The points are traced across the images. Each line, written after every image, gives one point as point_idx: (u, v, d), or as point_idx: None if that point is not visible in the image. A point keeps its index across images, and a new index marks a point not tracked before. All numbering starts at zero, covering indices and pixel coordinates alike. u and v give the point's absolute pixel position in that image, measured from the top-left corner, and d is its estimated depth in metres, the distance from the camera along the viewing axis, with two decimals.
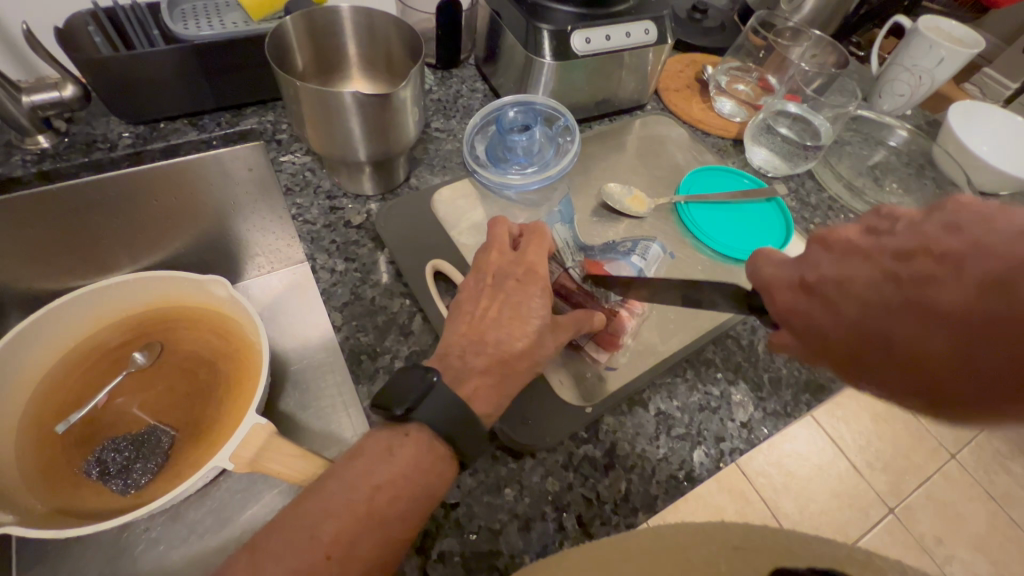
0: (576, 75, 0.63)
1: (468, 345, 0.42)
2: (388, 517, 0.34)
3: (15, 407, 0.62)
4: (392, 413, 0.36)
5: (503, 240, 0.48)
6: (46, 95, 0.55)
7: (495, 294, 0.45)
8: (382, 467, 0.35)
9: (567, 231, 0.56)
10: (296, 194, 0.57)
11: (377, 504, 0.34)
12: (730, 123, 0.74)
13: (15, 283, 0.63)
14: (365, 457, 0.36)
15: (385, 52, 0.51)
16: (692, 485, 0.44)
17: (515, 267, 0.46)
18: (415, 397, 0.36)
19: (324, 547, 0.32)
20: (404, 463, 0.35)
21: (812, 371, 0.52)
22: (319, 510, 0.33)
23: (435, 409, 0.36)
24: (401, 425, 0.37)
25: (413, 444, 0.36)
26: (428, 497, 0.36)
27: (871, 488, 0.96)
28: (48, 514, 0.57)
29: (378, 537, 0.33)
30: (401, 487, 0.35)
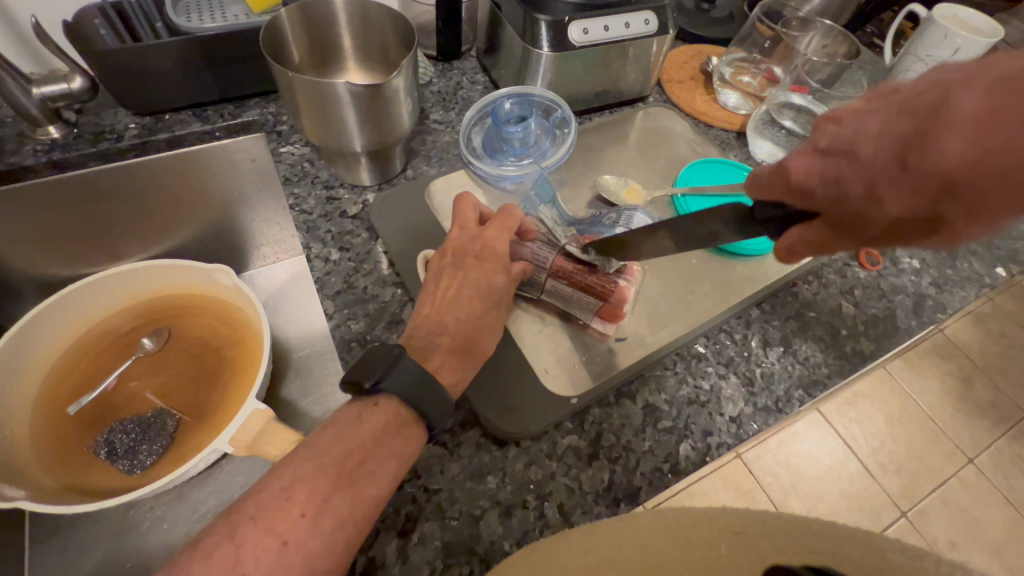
0: (574, 66, 0.63)
1: (447, 328, 0.43)
2: (360, 480, 0.35)
3: (29, 387, 0.65)
4: (360, 387, 0.37)
5: (467, 218, 0.50)
6: (56, 86, 0.57)
7: (459, 272, 0.46)
8: (352, 433, 0.36)
9: (551, 212, 0.55)
10: (294, 184, 0.58)
11: (349, 468, 0.35)
12: (735, 115, 0.73)
13: (30, 268, 0.65)
14: (337, 427, 0.36)
15: (380, 44, 0.52)
16: (676, 478, 0.44)
17: (475, 244, 0.48)
18: (382, 367, 0.38)
19: (299, 507, 0.33)
20: (372, 430, 0.36)
21: (807, 368, 0.52)
22: (297, 477, 0.33)
23: (401, 379, 0.38)
24: (372, 396, 0.38)
25: (382, 413, 0.37)
26: (399, 462, 0.37)
27: (883, 491, 0.94)
28: (58, 490, 0.60)
29: (351, 497, 0.34)
30: (370, 451, 0.36)
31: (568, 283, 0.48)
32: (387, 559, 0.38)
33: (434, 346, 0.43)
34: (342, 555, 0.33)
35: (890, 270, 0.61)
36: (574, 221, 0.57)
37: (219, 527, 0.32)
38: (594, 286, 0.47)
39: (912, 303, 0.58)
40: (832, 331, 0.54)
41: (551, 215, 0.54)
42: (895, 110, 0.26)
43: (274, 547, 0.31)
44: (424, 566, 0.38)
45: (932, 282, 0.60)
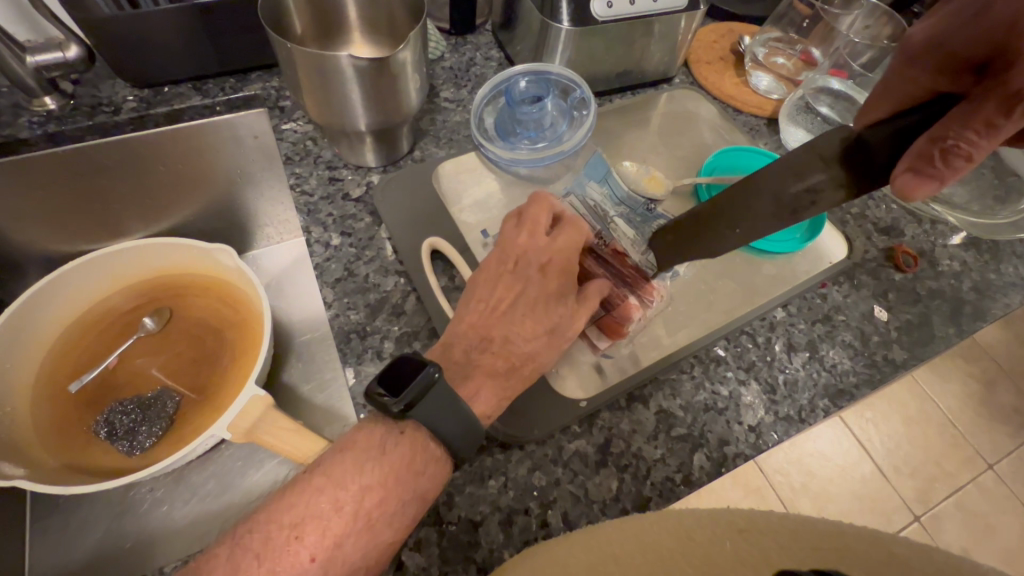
0: (596, 43, 0.59)
1: (474, 339, 0.40)
2: (376, 522, 0.32)
3: (30, 364, 0.64)
4: (387, 408, 0.33)
5: (539, 221, 0.44)
6: (50, 56, 0.55)
7: (518, 283, 0.42)
8: (372, 466, 0.33)
9: (601, 189, 0.56)
10: (295, 163, 0.55)
11: (365, 508, 0.32)
12: (767, 100, 0.67)
13: (29, 244, 0.64)
14: (353, 453, 0.34)
15: (388, 15, 0.48)
16: (689, 489, 0.41)
17: (537, 256, 0.43)
18: (411, 390, 0.33)
19: (308, 549, 0.31)
20: (394, 465, 0.33)
21: (834, 375, 0.48)
22: (308, 511, 0.31)
23: (436, 409, 0.33)
24: (397, 420, 0.35)
25: (408, 443, 0.34)
26: (420, 502, 0.34)
27: (897, 494, 0.91)
28: (57, 469, 0.59)
29: (366, 542, 0.32)
30: (389, 490, 0.33)
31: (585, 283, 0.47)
32: None
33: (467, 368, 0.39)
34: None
35: (927, 272, 0.57)
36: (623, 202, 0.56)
37: (220, 557, 0.30)
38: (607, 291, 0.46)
39: (950, 308, 0.54)
40: (862, 336, 0.51)
41: (598, 194, 0.55)
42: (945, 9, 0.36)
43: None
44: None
45: (972, 286, 0.56)
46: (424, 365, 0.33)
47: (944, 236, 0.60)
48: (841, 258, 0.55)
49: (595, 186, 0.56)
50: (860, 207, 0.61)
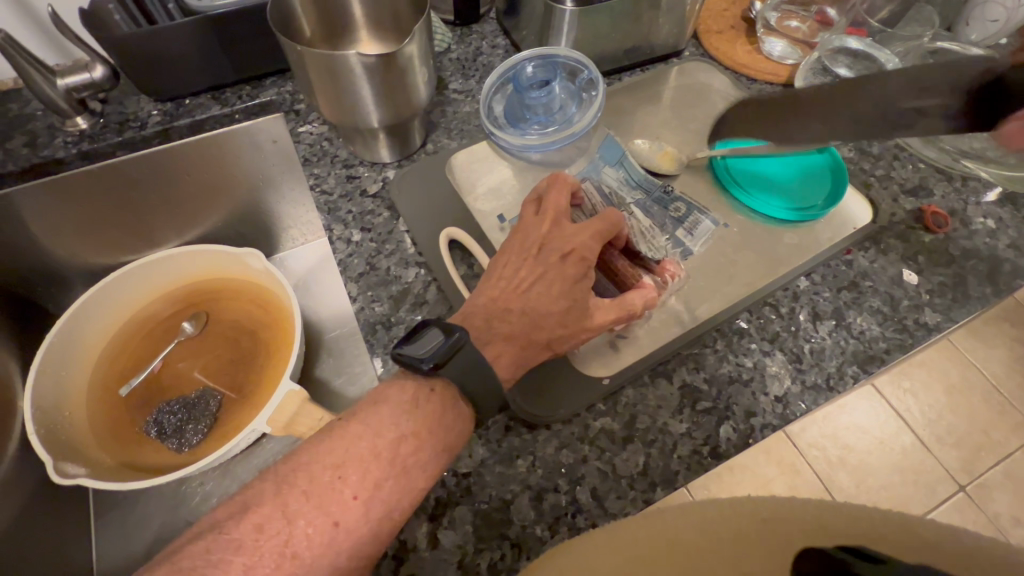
0: (602, 21, 0.58)
1: (500, 309, 0.39)
2: (411, 465, 0.33)
3: (84, 371, 0.68)
4: (419, 368, 0.33)
5: (559, 208, 0.43)
6: (79, 77, 0.57)
7: (539, 268, 0.40)
8: (407, 419, 0.34)
9: (617, 174, 0.55)
10: (313, 165, 0.56)
11: (404, 453, 0.33)
12: (782, 67, 0.66)
13: (74, 258, 0.68)
14: (389, 406, 0.34)
15: (391, 8, 0.48)
16: (716, 461, 0.41)
17: (556, 241, 0.41)
18: (439, 350, 0.34)
19: (351, 488, 0.32)
20: (429, 415, 0.34)
21: (863, 341, 0.47)
22: (351, 453, 0.32)
23: (464, 374, 0.35)
24: (428, 378, 0.35)
25: (439, 399, 0.34)
26: (450, 453, 0.35)
27: (937, 464, 0.88)
28: (116, 468, 0.64)
29: (404, 486, 0.33)
30: (416, 451, 0.34)
31: (600, 264, 0.46)
32: (416, 541, 0.38)
33: (490, 336, 0.38)
34: (385, 532, 0.32)
35: (960, 232, 0.55)
36: (640, 185, 0.54)
37: (268, 499, 0.31)
38: (622, 273, 0.45)
39: (986, 268, 0.52)
40: (891, 302, 0.50)
41: (615, 177, 0.55)
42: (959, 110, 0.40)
43: (325, 527, 0.30)
44: (455, 552, 0.38)
45: (1009, 244, 0.54)
46: (451, 331, 0.35)
47: (977, 194, 0.57)
48: (865, 221, 0.54)
49: (610, 170, 0.55)
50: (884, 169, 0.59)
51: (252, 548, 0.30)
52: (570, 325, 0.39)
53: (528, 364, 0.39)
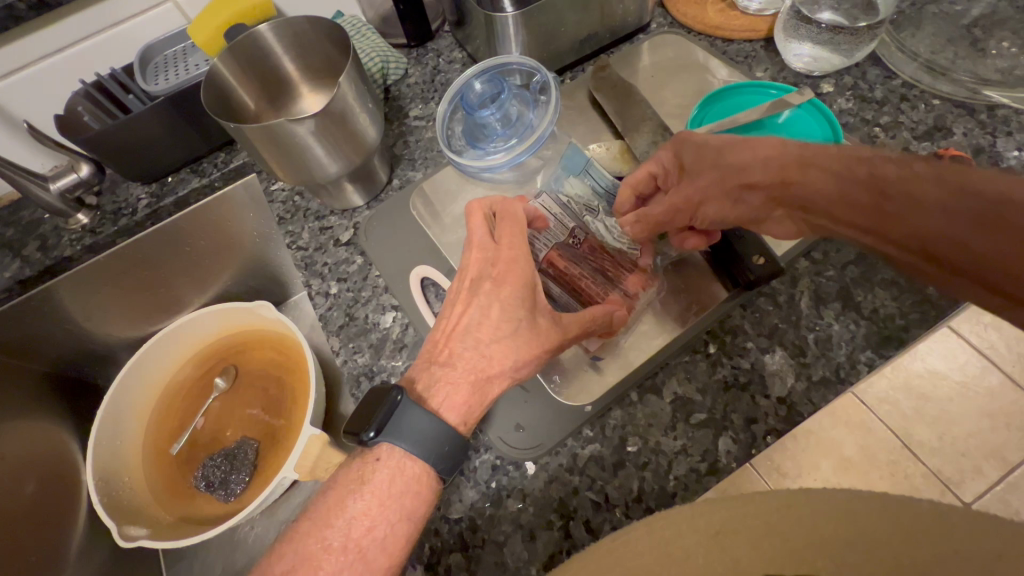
0: (547, 17, 0.55)
1: (439, 356, 0.38)
2: (364, 548, 0.32)
3: (136, 437, 0.75)
4: (362, 439, 0.33)
5: (482, 242, 0.40)
6: (68, 179, 0.61)
7: (479, 301, 0.38)
8: (355, 498, 0.33)
9: (582, 184, 0.51)
10: (288, 222, 0.57)
11: (357, 536, 0.33)
12: (760, 20, 0.60)
13: (108, 336, 0.73)
14: (339, 488, 0.34)
15: (323, 59, 0.48)
16: (717, 478, 0.39)
17: (493, 268, 0.39)
18: (381, 415, 0.33)
19: None
20: (377, 488, 0.33)
21: (876, 322, 0.43)
22: (300, 556, 0.32)
23: (415, 434, 0.33)
24: (372, 450, 0.34)
25: (387, 470, 0.34)
26: (412, 522, 0.34)
27: None
28: (175, 522, 0.69)
29: (362, 570, 0.32)
30: (386, 516, 0.33)
31: (559, 280, 0.45)
32: None
33: (438, 381, 0.36)
34: None
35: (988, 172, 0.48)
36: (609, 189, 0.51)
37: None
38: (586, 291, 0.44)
39: None
40: None
41: (579, 188, 0.50)
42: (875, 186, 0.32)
43: None
44: None
45: None
46: (391, 391, 0.34)
47: (1009, 122, 0.50)
48: None
49: (574, 180, 0.51)
50: (891, 114, 0.53)
51: None
52: (529, 357, 0.38)
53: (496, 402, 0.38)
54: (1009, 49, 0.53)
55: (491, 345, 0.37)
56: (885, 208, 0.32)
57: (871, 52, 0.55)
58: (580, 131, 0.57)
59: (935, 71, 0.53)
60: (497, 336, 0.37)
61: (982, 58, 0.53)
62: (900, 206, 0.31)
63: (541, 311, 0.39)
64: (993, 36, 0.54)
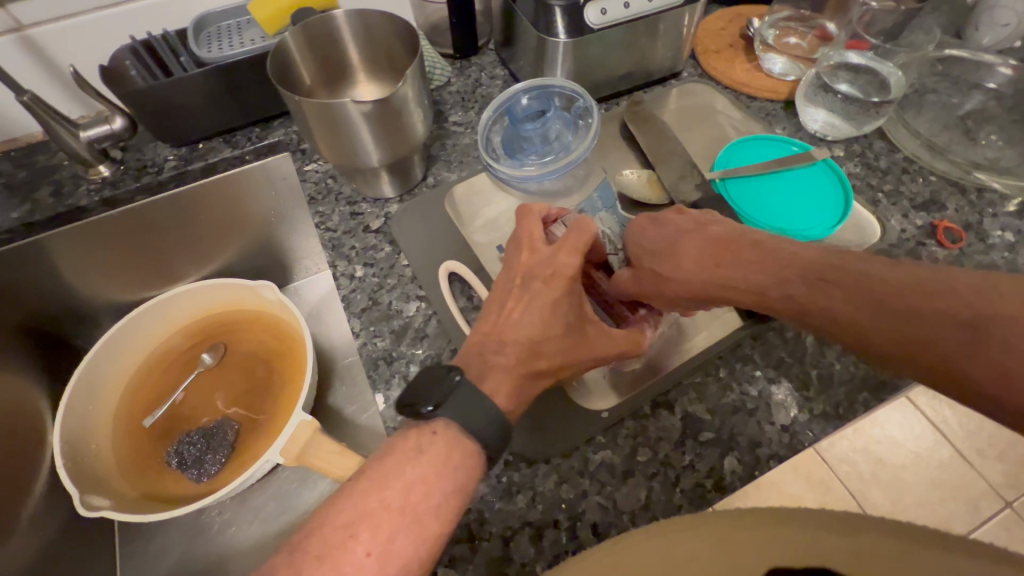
0: (595, 49, 0.59)
1: (487, 345, 0.39)
2: (411, 516, 0.32)
3: (108, 403, 0.71)
4: (420, 412, 0.35)
5: (534, 237, 0.43)
6: (100, 129, 0.60)
7: (526, 296, 0.41)
8: (413, 466, 0.34)
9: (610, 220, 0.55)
10: (318, 203, 0.58)
11: (411, 501, 0.33)
12: (783, 83, 0.65)
13: (98, 296, 0.71)
14: (394, 456, 0.34)
15: (387, 53, 0.50)
16: (721, 495, 0.41)
17: (544, 270, 0.41)
18: (440, 393, 0.35)
19: (365, 544, 0.31)
20: (432, 458, 0.34)
21: (874, 366, 0.46)
22: (331, 517, 0.32)
23: (462, 410, 0.35)
24: (414, 426, 0.36)
25: (441, 442, 0.35)
26: (462, 497, 0.34)
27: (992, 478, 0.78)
28: (138, 498, 0.66)
29: (417, 534, 0.32)
30: (433, 484, 0.33)
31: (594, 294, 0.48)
32: None
33: (484, 366, 0.38)
34: None
35: (975, 247, 0.53)
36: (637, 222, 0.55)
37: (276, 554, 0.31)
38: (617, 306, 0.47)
39: None
40: None
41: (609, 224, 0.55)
42: (813, 290, 0.34)
43: None
44: None
45: None
46: (450, 372, 0.36)
47: (994, 205, 0.56)
48: (872, 237, 0.53)
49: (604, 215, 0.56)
50: (893, 184, 0.58)
51: None
52: (562, 355, 0.40)
53: (530, 392, 0.39)
54: (996, 141, 0.59)
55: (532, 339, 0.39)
56: (847, 314, 0.32)
57: (879, 127, 0.61)
58: (612, 158, 0.60)
59: (934, 151, 0.59)
60: (538, 331, 0.39)
61: (974, 147, 0.59)
62: (865, 316, 0.31)
63: (583, 317, 0.41)
64: (983, 128, 0.60)
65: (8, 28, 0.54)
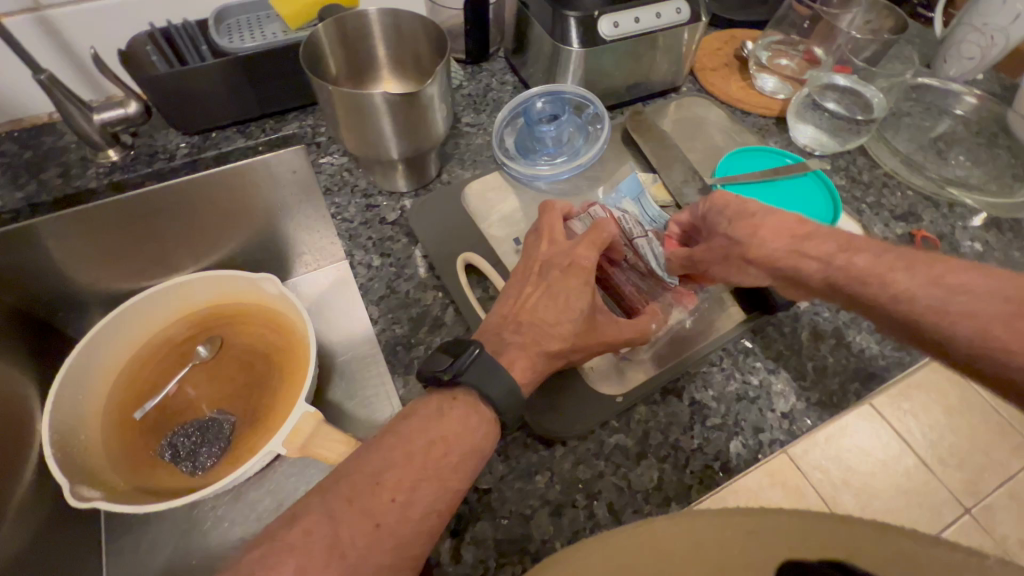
0: (606, 60, 0.63)
1: (512, 326, 0.41)
2: (438, 476, 0.34)
3: (100, 393, 0.69)
4: (439, 377, 0.37)
5: (555, 229, 0.46)
6: (113, 112, 0.60)
7: (549, 281, 0.43)
8: (435, 425, 0.35)
9: (633, 208, 0.55)
10: (334, 194, 0.59)
11: (433, 457, 0.34)
12: (774, 101, 0.70)
13: (95, 284, 0.69)
14: (417, 417, 0.36)
15: (413, 51, 0.52)
16: (728, 476, 0.43)
17: (563, 259, 0.43)
18: (461, 361, 0.37)
19: (389, 491, 0.33)
20: (454, 421, 0.36)
21: (863, 359, 0.50)
22: (368, 479, 0.33)
23: (493, 382, 0.36)
24: (431, 393, 0.37)
25: (463, 408, 0.36)
26: (478, 455, 0.36)
27: None
28: (129, 490, 0.63)
29: (439, 489, 0.34)
30: (453, 443, 0.35)
31: (606, 288, 0.50)
32: (442, 557, 0.39)
33: (511, 345, 0.40)
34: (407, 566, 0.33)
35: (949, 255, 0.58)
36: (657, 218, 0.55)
37: (313, 514, 0.32)
38: (629, 299, 0.49)
39: None
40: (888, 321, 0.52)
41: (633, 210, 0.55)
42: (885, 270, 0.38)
43: (367, 530, 0.31)
44: (477, 566, 0.39)
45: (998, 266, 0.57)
46: (472, 345, 0.38)
47: (964, 219, 0.61)
48: None
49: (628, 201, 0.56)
50: (875, 196, 0.63)
51: (305, 550, 0.30)
52: (584, 341, 0.42)
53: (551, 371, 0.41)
54: (965, 161, 0.65)
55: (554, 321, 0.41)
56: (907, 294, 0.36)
57: (861, 144, 0.66)
58: (618, 163, 0.64)
59: (911, 167, 0.64)
60: (563, 315, 0.41)
61: (946, 165, 0.64)
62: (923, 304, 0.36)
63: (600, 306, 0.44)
64: (953, 149, 0.66)
65: (24, 7, 0.54)
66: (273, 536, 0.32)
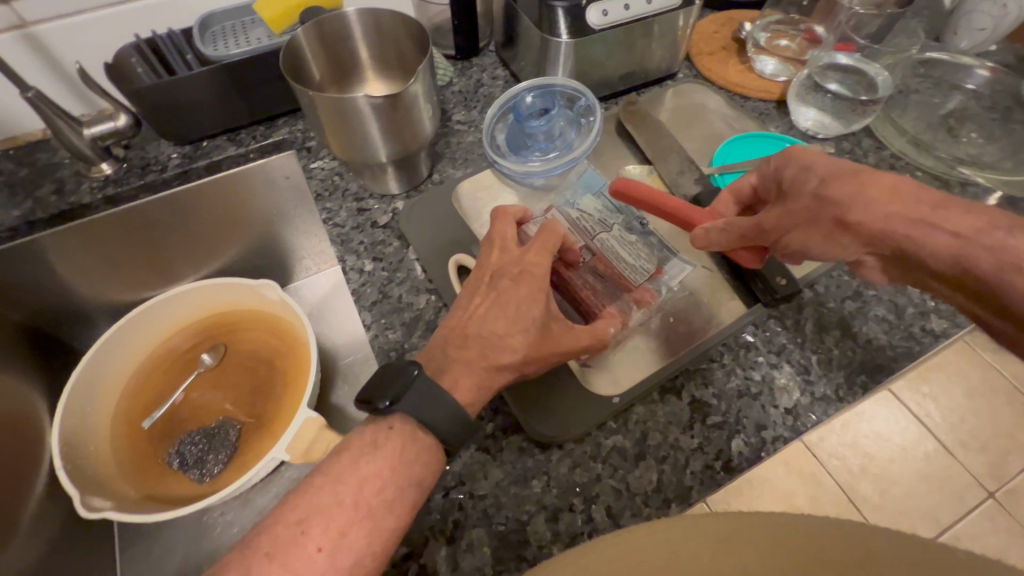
0: (596, 49, 0.61)
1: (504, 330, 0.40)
2: (374, 508, 0.34)
3: (108, 404, 0.70)
4: (376, 408, 0.35)
5: (506, 237, 0.45)
6: (103, 126, 0.61)
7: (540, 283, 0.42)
8: (366, 460, 0.35)
9: (597, 202, 0.56)
10: (326, 200, 0.59)
11: (365, 494, 0.34)
12: (774, 84, 0.68)
13: (98, 296, 0.69)
14: (349, 452, 0.36)
15: (396, 52, 0.51)
16: (730, 475, 0.42)
17: (512, 267, 0.43)
18: (394, 389, 0.36)
19: (315, 541, 0.32)
20: (388, 453, 0.35)
21: (870, 350, 0.48)
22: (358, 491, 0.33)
23: None
24: (385, 418, 0.37)
25: (396, 439, 0.36)
26: (415, 487, 0.35)
27: None
28: (140, 499, 0.64)
29: (370, 529, 0.33)
30: (385, 479, 0.34)
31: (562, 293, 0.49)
32: (438, 565, 0.39)
33: (501, 349, 0.39)
34: None
35: None
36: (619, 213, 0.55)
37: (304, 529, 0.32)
38: (588, 303, 0.48)
39: None
40: (896, 309, 0.50)
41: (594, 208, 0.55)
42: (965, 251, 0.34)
43: None
44: (474, 573, 0.38)
45: None
46: (409, 366, 0.37)
47: (976, 199, 0.59)
48: None
49: (590, 198, 0.57)
50: None
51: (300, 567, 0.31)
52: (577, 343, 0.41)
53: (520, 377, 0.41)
54: (978, 139, 0.62)
55: (543, 321, 0.41)
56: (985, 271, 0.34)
57: (867, 125, 0.64)
58: (612, 155, 0.62)
59: (920, 147, 0.61)
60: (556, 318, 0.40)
61: (958, 144, 0.62)
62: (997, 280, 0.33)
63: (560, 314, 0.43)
64: (965, 126, 0.63)
65: (11, 25, 0.54)
66: (264, 550, 0.32)
